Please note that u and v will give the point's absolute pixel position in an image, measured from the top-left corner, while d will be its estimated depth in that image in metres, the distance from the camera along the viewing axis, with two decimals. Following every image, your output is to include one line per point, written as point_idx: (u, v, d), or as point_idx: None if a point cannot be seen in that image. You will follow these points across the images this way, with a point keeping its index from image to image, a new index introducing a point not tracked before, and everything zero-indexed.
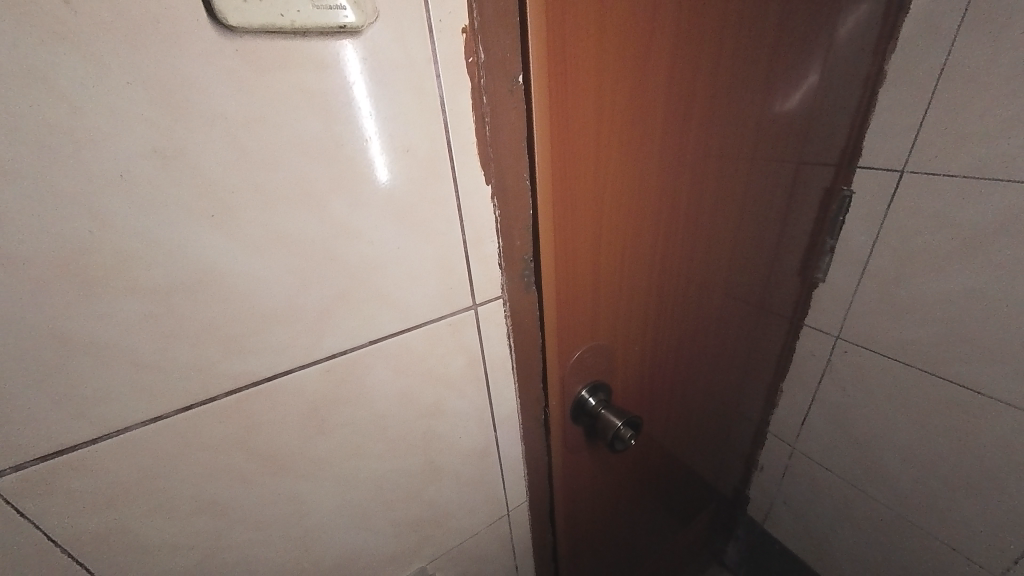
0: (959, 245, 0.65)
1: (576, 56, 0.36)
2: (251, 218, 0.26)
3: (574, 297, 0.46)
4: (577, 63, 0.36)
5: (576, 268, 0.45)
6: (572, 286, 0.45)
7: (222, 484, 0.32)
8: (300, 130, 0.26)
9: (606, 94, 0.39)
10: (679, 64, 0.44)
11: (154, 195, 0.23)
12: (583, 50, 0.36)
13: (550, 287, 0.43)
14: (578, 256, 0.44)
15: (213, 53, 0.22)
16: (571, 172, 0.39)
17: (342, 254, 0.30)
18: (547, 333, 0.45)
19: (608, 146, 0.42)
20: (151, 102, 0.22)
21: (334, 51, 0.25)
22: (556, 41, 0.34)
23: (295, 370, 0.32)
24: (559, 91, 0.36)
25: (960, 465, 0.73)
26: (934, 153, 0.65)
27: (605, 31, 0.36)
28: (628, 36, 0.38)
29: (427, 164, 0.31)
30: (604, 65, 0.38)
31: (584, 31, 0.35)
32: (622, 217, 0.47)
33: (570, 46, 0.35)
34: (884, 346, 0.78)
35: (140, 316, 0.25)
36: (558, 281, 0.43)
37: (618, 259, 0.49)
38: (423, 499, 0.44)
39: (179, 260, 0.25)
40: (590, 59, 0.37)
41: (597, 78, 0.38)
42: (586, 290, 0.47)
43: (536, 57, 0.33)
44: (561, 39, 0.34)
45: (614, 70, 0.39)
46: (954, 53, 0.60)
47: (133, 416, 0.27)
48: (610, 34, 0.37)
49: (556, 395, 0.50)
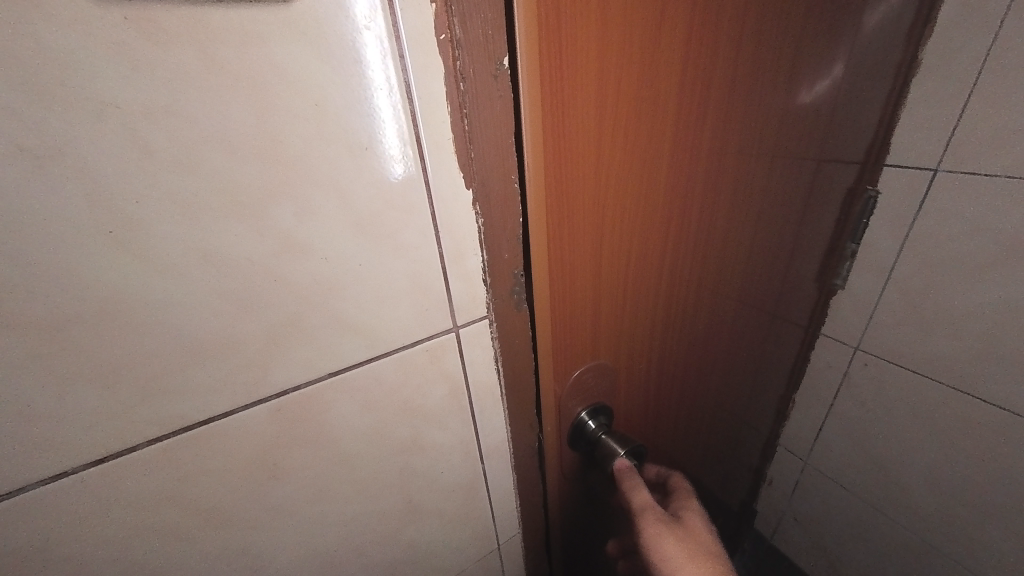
0: (998, 252, 0.59)
1: (576, 38, 0.30)
2: (164, 233, 0.21)
3: (572, 314, 0.41)
4: (579, 50, 0.31)
5: (574, 283, 0.40)
6: (570, 301, 0.40)
7: (153, 545, 0.27)
8: (224, 123, 0.21)
9: (610, 83, 0.34)
10: (694, 56, 0.39)
11: (27, 206, 0.18)
12: (584, 31, 0.30)
13: (544, 306, 0.38)
14: (576, 270, 0.39)
15: (92, 22, 0.17)
16: (568, 175, 0.34)
17: (289, 275, 0.25)
18: (542, 355, 0.40)
19: (612, 145, 0.36)
20: (8, 85, 0.17)
21: (263, 22, 0.20)
22: (551, 25, 0.28)
23: (239, 411, 0.27)
24: (555, 79, 0.30)
25: (991, 490, 0.68)
26: (972, 151, 0.58)
27: (611, 13, 0.31)
28: (638, 20, 0.33)
29: (392, 164, 0.26)
30: (611, 55, 0.33)
31: (588, 13, 0.30)
32: (627, 223, 0.41)
33: (571, 31, 0.30)
34: (910, 360, 0.72)
35: (26, 356, 0.20)
36: (552, 296, 0.38)
37: (622, 272, 0.44)
38: (401, 541, 0.39)
39: (71, 286, 0.20)
40: (592, 41, 0.31)
41: (600, 66, 0.32)
42: (586, 307, 0.42)
43: (529, 44, 0.28)
44: (557, 18, 0.29)
45: (621, 62, 0.34)
46: (1001, 38, 0.53)
47: (29, 474, 0.22)
48: (616, 18, 0.32)
49: (552, 421, 0.45)
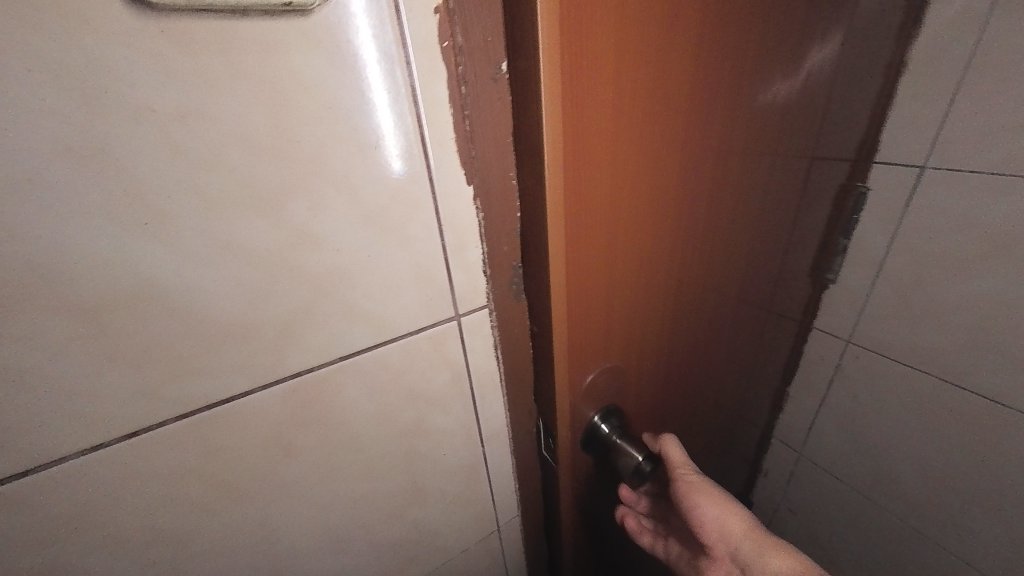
0: (983, 247, 0.61)
1: (593, 54, 0.31)
2: (191, 226, 0.23)
3: (585, 320, 0.42)
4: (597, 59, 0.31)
5: (588, 291, 0.41)
6: (583, 309, 0.41)
7: (179, 515, 0.29)
8: (247, 125, 0.23)
9: (623, 97, 0.35)
10: (700, 67, 0.40)
11: (71, 201, 0.20)
12: (600, 48, 0.31)
13: (563, 313, 0.38)
14: (590, 278, 0.40)
15: (132, 35, 0.19)
16: (584, 188, 0.35)
17: (303, 265, 0.27)
18: (560, 362, 0.41)
19: (624, 155, 0.37)
20: (59, 92, 0.19)
21: (283, 33, 0.22)
22: (572, 44, 0.29)
23: (255, 391, 0.29)
24: (574, 94, 0.31)
25: (978, 478, 0.70)
26: (959, 148, 0.60)
27: (625, 24, 0.32)
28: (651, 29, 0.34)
29: (399, 162, 0.28)
30: (626, 68, 0.33)
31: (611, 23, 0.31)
32: (635, 230, 0.43)
33: (590, 45, 0.30)
34: (900, 352, 0.74)
35: (68, 337, 0.22)
36: (568, 306, 0.39)
37: (631, 276, 0.45)
38: (406, 519, 0.41)
39: (109, 273, 0.22)
40: (607, 58, 0.32)
41: (614, 81, 0.33)
42: (597, 314, 0.43)
43: (552, 57, 0.28)
44: (578, 37, 0.29)
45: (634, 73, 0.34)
46: (986, 38, 0.55)
47: (68, 446, 0.24)
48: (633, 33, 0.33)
49: (565, 426, 0.46)
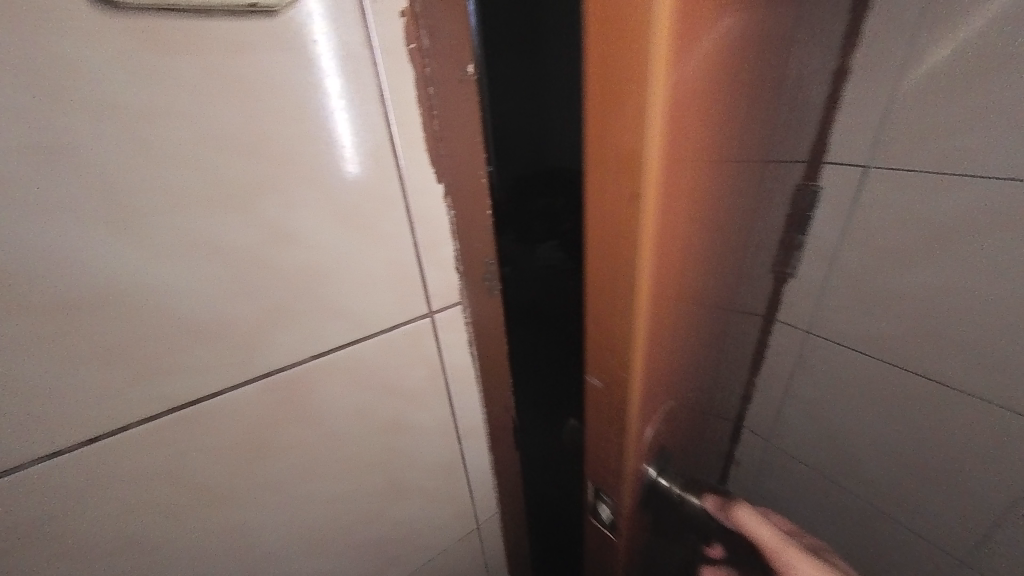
0: (922, 239, 0.66)
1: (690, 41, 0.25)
2: (160, 224, 0.23)
3: (658, 363, 0.35)
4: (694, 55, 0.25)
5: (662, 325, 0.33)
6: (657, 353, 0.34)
7: (150, 521, 0.28)
8: (217, 124, 0.23)
9: (705, 100, 0.29)
10: (744, 59, 0.34)
11: (32, 198, 0.20)
12: (697, 37, 0.25)
13: (643, 365, 0.32)
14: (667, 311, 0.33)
15: (98, 34, 0.19)
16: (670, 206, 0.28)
17: (276, 262, 0.27)
18: (634, 422, 0.34)
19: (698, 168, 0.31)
20: (19, 88, 0.19)
21: (252, 34, 0.23)
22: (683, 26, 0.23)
23: (227, 391, 0.29)
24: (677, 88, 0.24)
25: (929, 455, 0.75)
26: (899, 148, 0.65)
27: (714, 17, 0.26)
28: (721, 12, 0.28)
29: (370, 160, 0.29)
30: (707, 66, 0.28)
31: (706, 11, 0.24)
32: (696, 255, 0.36)
33: (687, 43, 0.24)
34: (854, 340, 0.79)
35: (28, 338, 0.22)
36: (646, 351, 0.31)
37: (692, 305, 0.39)
38: (386, 518, 0.41)
39: (72, 272, 0.22)
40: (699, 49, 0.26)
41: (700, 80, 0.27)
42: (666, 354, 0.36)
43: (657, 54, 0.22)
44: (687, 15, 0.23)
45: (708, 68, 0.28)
46: (915, 49, 0.60)
47: (29, 452, 0.24)
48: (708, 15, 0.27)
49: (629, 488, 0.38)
